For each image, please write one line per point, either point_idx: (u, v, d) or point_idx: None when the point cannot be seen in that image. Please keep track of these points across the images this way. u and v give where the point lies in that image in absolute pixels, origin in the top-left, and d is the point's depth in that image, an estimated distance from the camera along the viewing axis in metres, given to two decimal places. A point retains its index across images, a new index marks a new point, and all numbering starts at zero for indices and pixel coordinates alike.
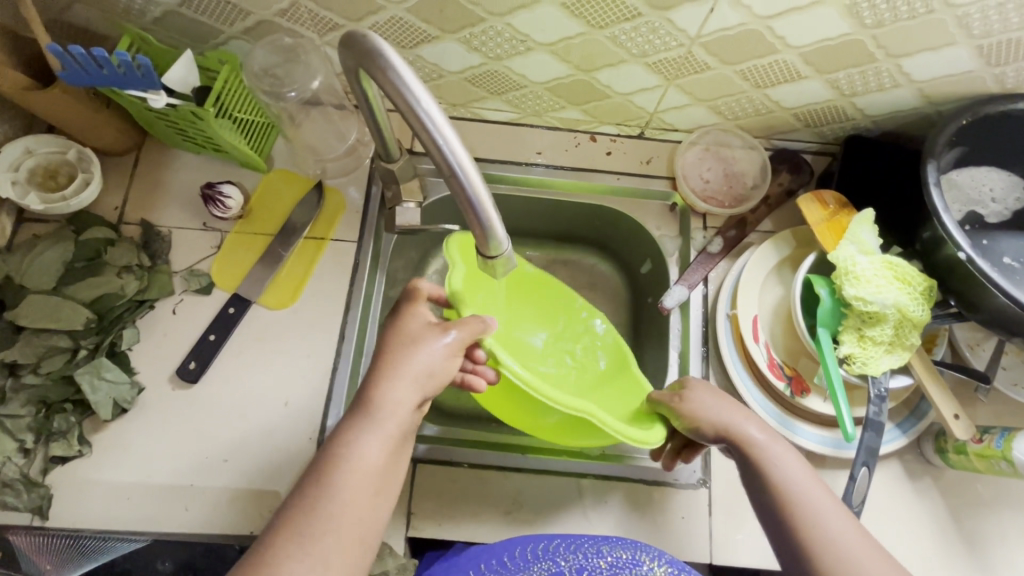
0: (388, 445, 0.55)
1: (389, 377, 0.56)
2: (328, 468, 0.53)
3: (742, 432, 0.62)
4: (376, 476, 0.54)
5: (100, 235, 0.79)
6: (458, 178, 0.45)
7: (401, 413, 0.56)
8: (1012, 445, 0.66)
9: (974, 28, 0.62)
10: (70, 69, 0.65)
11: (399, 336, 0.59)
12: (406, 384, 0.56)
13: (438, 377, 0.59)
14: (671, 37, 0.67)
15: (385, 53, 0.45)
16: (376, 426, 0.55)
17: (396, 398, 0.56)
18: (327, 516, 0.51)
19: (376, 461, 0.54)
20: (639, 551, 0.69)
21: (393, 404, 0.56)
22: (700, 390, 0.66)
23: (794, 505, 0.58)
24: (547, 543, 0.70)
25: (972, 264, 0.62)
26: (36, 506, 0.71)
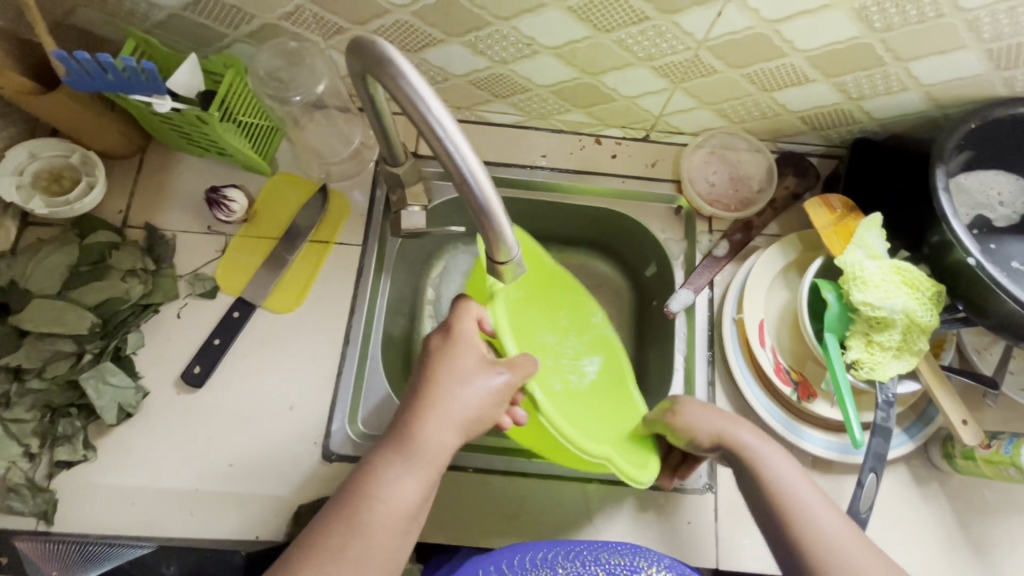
0: (419, 487, 0.54)
1: (434, 414, 0.56)
2: (361, 502, 0.53)
3: (732, 436, 0.63)
4: (411, 514, 0.54)
5: (104, 239, 0.79)
6: (470, 185, 0.45)
7: (441, 452, 0.56)
8: (1021, 451, 0.66)
9: (983, 31, 0.62)
10: (75, 74, 0.65)
11: (442, 366, 0.58)
12: (451, 425, 0.56)
13: (477, 421, 0.57)
14: (677, 41, 0.67)
15: (394, 59, 0.45)
16: (409, 467, 0.54)
17: (440, 438, 0.55)
18: (359, 551, 0.51)
19: (412, 498, 0.54)
20: (638, 557, 0.67)
21: (436, 443, 0.55)
22: (689, 404, 0.67)
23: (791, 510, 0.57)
24: (546, 551, 0.67)
25: (982, 270, 0.62)
26: (41, 511, 0.71)
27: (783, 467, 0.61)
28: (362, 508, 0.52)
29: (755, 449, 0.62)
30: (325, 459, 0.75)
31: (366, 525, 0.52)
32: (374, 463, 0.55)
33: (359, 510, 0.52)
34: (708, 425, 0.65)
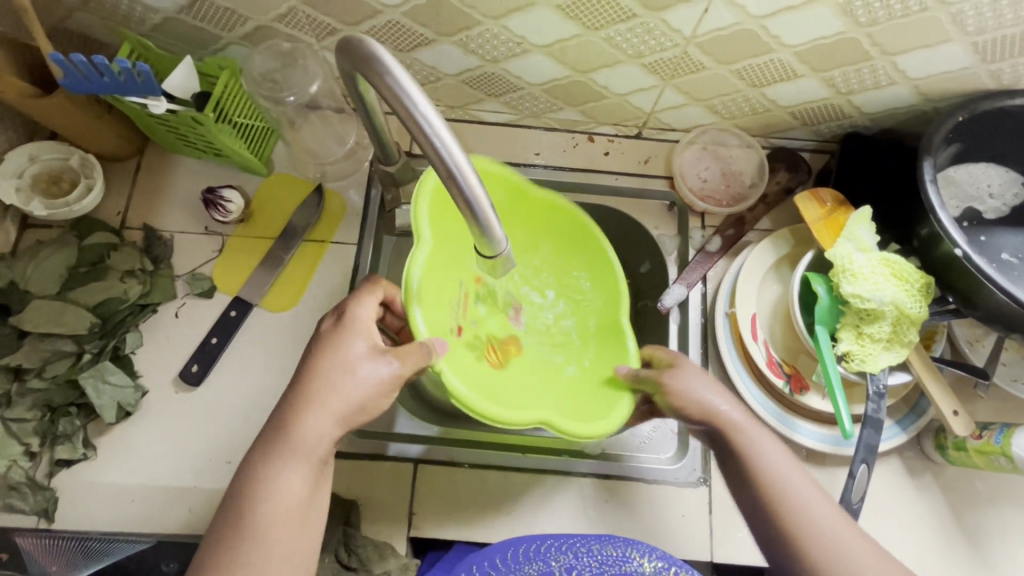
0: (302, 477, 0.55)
1: (306, 411, 0.56)
2: (241, 508, 0.53)
3: (726, 416, 0.60)
4: (300, 507, 0.54)
5: (103, 240, 0.80)
6: (456, 180, 0.45)
7: (323, 440, 0.56)
8: (1011, 441, 0.66)
9: (968, 25, 0.62)
10: (70, 77, 0.66)
11: (322, 362, 0.57)
12: (328, 415, 0.56)
13: (358, 402, 0.57)
14: (665, 37, 0.68)
15: (382, 59, 0.45)
16: (286, 459, 0.55)
17: (316, 430, 0.55)
18: (254, 555, 0.52)
19: (298, 494, 0.54)
20: (630, 548, 0.68)
21: (307, 438, 0.55)
22: (687, 369, 0.64)
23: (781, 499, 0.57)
24: (538, 543, 0.68)
25: (968, 261, 0.63)
26: (42, 509, 0.72)
27: (774, 457, 0.59)
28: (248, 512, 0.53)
29: (745, 432, 0.60)
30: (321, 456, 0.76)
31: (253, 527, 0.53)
32: (256, 465, 0.55)
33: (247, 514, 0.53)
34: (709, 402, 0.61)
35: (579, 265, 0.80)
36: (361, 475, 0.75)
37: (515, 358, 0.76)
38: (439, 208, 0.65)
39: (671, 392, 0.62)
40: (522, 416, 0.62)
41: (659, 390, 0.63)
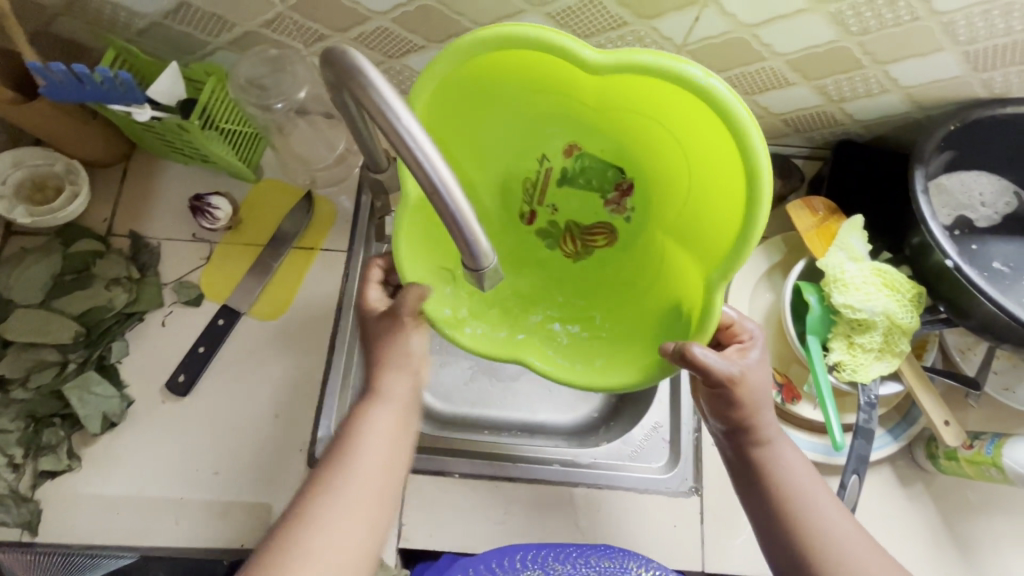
0: (393, 420, 0.58)
1: (384, 365, 0.58)
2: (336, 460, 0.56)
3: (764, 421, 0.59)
4: (388, 462, 0.57)
5: (88, 248, 0.79)
6: (441, 195, 0.44)
7: (406, 396, 0.59)
8: (1003, 452, 0.66)
9: (959, 35, 0.62)
10: (51, 84, 0.65)
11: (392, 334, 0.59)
12: (400, 368, 0.59)
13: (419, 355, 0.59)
14: (657, 45, 0.67)
15: (364, 69, 0.44)
16: (375, 407, 0.58)
17: (394, 382, 0.58)
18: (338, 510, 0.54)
19: (385, 441, 0.57)
20: (627, 558, 0.68)
21: (389, 386, 0.58)
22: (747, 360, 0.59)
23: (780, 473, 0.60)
24: (536, 553, 0.69)
25: (959, 272, 0.63)
26: (25, 522, 0.71)
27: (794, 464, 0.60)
28: (332, 475, 0.55)
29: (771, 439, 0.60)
30: (309, 466, 0.75)
31: (341, 487, 0.54)
32: (350, 425, 0.57)
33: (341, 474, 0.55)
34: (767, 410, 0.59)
35: (699, 149, 0.57)
36: None
37: (603, 248, 0.74)
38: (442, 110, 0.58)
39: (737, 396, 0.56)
40: (499, 352, 0.62)
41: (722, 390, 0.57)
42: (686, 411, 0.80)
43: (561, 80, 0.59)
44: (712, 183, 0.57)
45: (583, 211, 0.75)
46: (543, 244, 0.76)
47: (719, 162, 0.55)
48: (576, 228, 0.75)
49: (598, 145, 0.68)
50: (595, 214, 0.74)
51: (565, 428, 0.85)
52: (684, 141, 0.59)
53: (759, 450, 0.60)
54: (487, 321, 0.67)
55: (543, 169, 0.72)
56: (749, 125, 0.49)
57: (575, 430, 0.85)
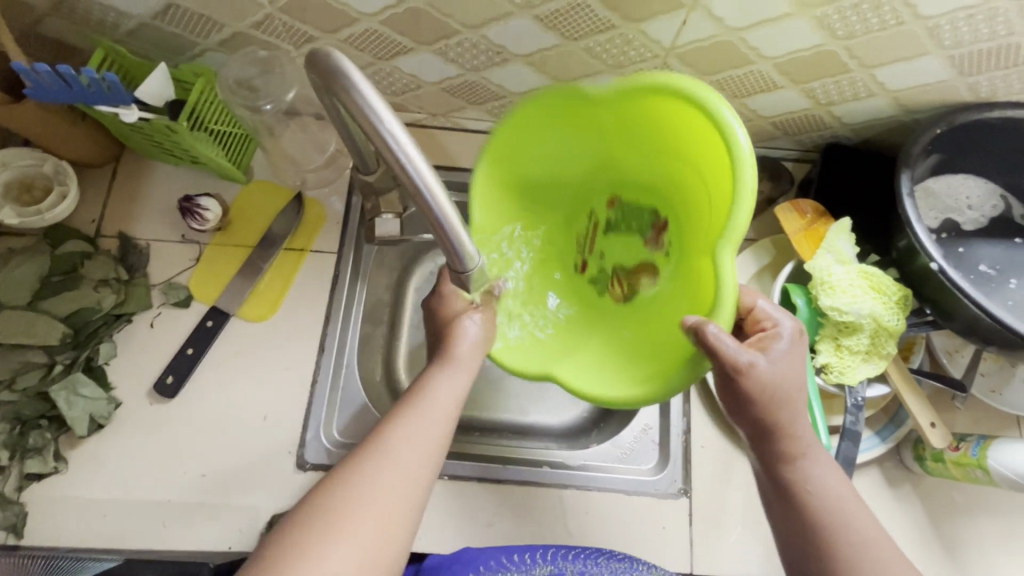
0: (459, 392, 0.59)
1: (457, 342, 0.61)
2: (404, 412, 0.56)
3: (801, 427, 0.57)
4: (448, 423, 0.56)
5: (77, 249, 0.78)
6: (424, 197, 0.45)
7: (472, 364, 0.61)
8: (988, 454, 0.66)
9: (945, 39, 0.62)
10: (37, 86, 0.65)
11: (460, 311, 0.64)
12: (477, 345, 0.62)
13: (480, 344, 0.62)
14: (646, 49, 0.67)
15: (346, 70, 0.43)
16: (449, 370, 0.59)
17: (467, 355, 0.61)
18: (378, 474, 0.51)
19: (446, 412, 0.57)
20: (635, 560, 0.68)
21: (462, 359, 0.60)
22: (768, 350, 0.57)
23: (801, 466, 0.57)
24: (543, 550, 0.68)
25: (944, 275, 0.63)
26: (10, 524, 0.70)
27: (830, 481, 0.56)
28: (395, 424, 0.54)
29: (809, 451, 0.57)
30: (299, 468, 0.75)
31: (400, 436, 0.54)
32: (418, 384, 0.58)
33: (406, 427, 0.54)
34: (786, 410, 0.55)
35: (705, 162, 0.61)
36: None
37: (648, 285, 0.74)
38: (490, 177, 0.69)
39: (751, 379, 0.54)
40: (534, 365, 0.67)
41: (729, 377, 0.55)
42: (675, 414, 0.80)
43: (584, 126, 0.67)
44: (716, 189, 0.60)
45: (625, 254, 0.77)
46: (592, 293, 0.77)
47: (721, 169, 0.58)
48: (622, 272, 0.76)
49: (635, 189, 0.74)
50: (637, 254, 0.76)
51: (556, 430, 0.85)
52: (694, 159, 0.62)
53: (791, 462, 0.57)
54: (523, 343, 0.70)
55: (591, 223, 0.78)
56: (727, 122, 0.53)
57: (567, 432, 0.85)
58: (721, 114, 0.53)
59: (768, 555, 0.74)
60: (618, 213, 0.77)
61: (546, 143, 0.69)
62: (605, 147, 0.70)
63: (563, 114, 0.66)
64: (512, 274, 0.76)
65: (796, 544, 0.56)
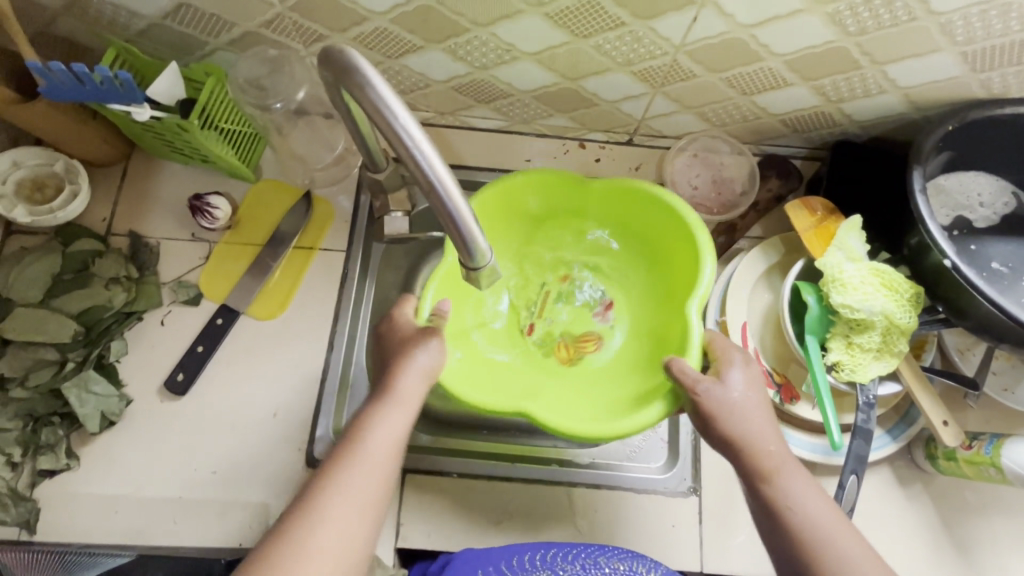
0: (406, 421, 0.58)
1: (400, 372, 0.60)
2: (349, 449, 0.55)
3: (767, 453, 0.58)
4: (394, 463, 0.56)
5: (88, 247, 0.79)
6: (438, 193, 0.45)
7: (419, 398, 0.60)
8: (1001, 452, 0.66)
9: (957, 35, 0.62)
10: (50, 84, 0.65)
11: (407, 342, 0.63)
12: (420, 373, 0.61)
13: (433, 371, 0.62)
14: (655, 46, 0.67)
15: (361, 67, 0.44)
16: (395, 402, 0.58)
17: (410, 384, 0.60)
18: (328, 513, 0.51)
19: (393, 442, 0.56)
20: (636, 562, 0.68)
21: (406, 389, 0.59)
22: (725, 378, 0.62)
23: (776, 488, 0.57)
24: (544, 551, 0.69)
25: (957, 272, 0.62)
26: (23, 520, 0.71)
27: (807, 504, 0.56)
28: (342, 463, 0.54)
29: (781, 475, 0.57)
30: (308, 465, 0.75)
31: (348, 473, 0.53)
32: (361, 418, 0.57)
33: (347, 471, 0.53)
34: (735, 419, 0.59)
35: (667, 253, 0.78)
36: None
37: (593, 354, 0.81)
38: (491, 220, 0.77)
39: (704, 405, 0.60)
40: (506, 404, 0.65)
41: (690, 400, 0.61)
42: (685, 412, 0.80)
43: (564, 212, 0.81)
44: (675, 272, 0.77)
45: (576, 322, 0.83)
46: (538, 355, 0.81)
47: (683, 253, 0.74)
48: (571, 337, 0.82)
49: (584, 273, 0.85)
50: (585, 325, 0.83)
51: None
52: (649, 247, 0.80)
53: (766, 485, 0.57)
54: (487, 387, 0.71)
55: (543, 290, 0.84)
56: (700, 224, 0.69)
57: None
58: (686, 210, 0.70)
59: None
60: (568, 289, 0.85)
61: (533, 210, 0.80)
62: (565, 231, 0.83)
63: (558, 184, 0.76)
64: (459, 328, 0.77)
65: (789, 568, 0.55)
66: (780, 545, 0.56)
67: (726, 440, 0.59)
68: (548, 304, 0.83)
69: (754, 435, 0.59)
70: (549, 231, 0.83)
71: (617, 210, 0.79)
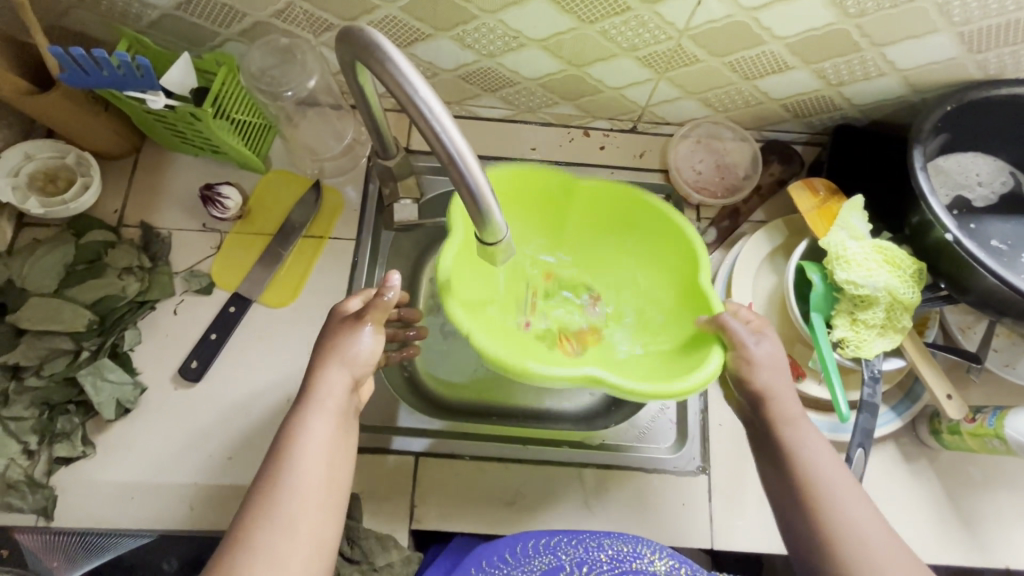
0: (332, 424, 0.59)
1: (320, 379, 0.60)
2: (281, 467, 0.56)
3: (780, 407, 0.61)
4: (330, 468, 0.57)
5: (100, 238, 0.80)
6: (458, 167, 0.46)
7: (339, 398, 0.60)
8: (1005, 423, 0.67)
9: (954, 15, 0.64)
10: (70, 71, 0.66)
11: (323, 346, 0.62)
12: (341, 372, 0.61)
13: (366, 361, 0.62)
14: (660, 30, 0.69)
15: (382, 45, 0.45)
16: (318, 407, 0.59)
17: (332, 385, 0.60)
18: (267, 537, 0.53)
19: (323, 448, 0.57)
20: (640, 545, 0.69)
21: (331, 393, 0.60)
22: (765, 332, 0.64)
23: (794, 433, 0.60)
24: (548, 537, 0.69)
25: (959, 246, 0.63)
26: (41, 507, 0.71)
27: (819, 455, 0.58)
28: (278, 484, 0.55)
29: (793, 429, 0.60)
30: None
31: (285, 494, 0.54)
32: (288, 430, 0.58)
33: (269, 499, 0.54)
34: (767, 372, 0.62)
35: (651, 252, 0.78)
36: (361, 469, 0.75)
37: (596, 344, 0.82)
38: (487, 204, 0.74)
39: (748, 359, 0.62)
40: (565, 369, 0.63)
41: (735, 352, 0.63)
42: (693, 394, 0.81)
43: (548, 213, 0.80)
44: (661, 269, 0.77)
45: (567, 319, 0.84)
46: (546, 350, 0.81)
47: (663, 243, 0.75)
48: (568, 332, 0.83)
49: (570, 267, 0.86)
50: (578, 321, 0.83)
51: (574, 412, 0.86)
52: (631, 249, 0.80)
53: (786, 430, 0.60)
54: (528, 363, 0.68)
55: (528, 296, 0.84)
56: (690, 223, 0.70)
57: (584, 415, 0.85)
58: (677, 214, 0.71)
59: None
60: (555, 287, 0.86)
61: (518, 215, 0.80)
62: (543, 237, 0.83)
63: (545, 183, 0.75)
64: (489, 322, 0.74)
65: (792, 510, 0.58)
66: (789, 498, 0.58)
67: (759, 390, 0.62)
68: (538, 307, 0.84)
69: (778, 384, 0.62)
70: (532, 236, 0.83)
71: (595, 211, 0.79)
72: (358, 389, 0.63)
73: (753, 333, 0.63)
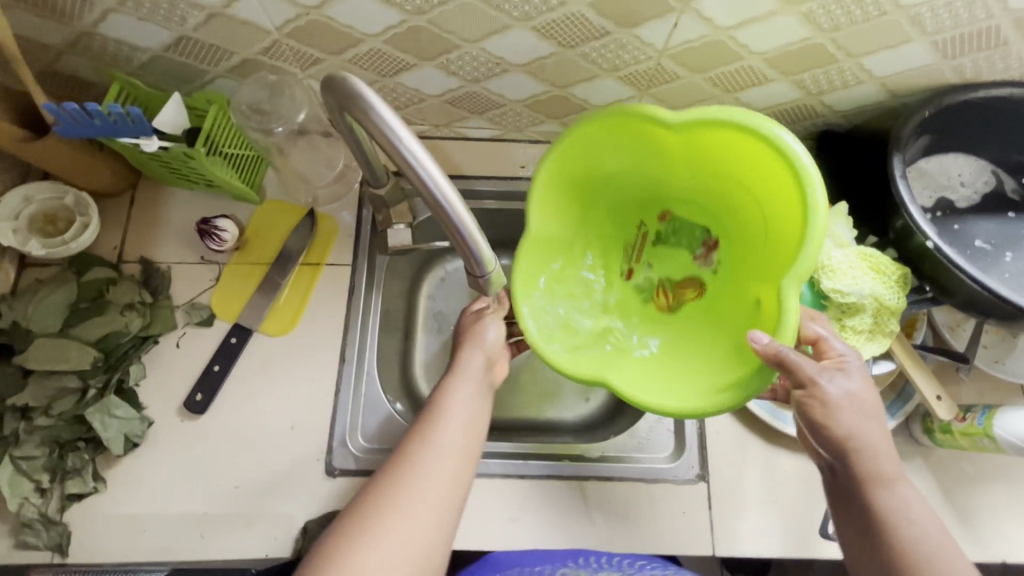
0: (473, 390, 0.67)
1: (468, 355, 0.70)
2: (426, 428, 0.62)
3: (877, 464, 0.56)
4: (467, 432, 0.63)
5: (101, 275, 0.81)
6: (446, 211, 0.49)
7: (478, 369, 0.69)
8: (994, 422, 0.69)
9: (927, 26, 0.65)
10: (64, 123, 0.68)
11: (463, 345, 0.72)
12: (478, 349, 0.71)
13: (496, 345, 0.72)
14: (640, 51, 0.70)
15: (365, 95, 0.47)
16: (465, 375, 0.68)
17: (472, 358, 0.70)
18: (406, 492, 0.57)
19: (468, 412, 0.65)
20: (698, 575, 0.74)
21: (471, 363, 0.69)
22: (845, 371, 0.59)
23: (890, 491, 0.56)
24: (609, 556, 0.73)
25: (940, 252, 0.66)
26: (56, 544, 0.73)
27: (917, 516, 0.55)
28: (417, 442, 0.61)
29: (889, 489, 0.56)
30: (328, 475, 0.77)
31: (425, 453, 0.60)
32: (438, 394, 0.66)
33: (414, 470, 0.58)
34: (851, 415, 0.57)
35: (781, 226, 0.69)
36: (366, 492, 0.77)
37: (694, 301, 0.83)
38: (574, 162, 0.75)
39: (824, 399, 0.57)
40: (582, 370, 0.71)
41: (805, 392, 0.58)
42: None
43: (657, 153, 0.75)
44: (783, 234, 0.69)
45: (676, 267, 0.85)
46: (641, 300, 0.85)
47: (788, 200, 0.66)
48: (669, 283, 0.85)
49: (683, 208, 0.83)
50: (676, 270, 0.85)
51: (573, 424, 0.91)
52: (769, 220, 0.71)
53: (880, 490, 0.56)
54: (576, 353, 0.76)
55: (640, 234, 0.86)
56: (818, 208, 0.61)
57: (583, 426, 0.91)
58: (812, 195, 0.61)
59: (787, 534, 0.76)
60: (670, 231, 0.85)
61: (621, 158, 0.76)
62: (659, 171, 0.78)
63: (647, 130, 0.70)
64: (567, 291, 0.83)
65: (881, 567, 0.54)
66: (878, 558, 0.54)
67: (842, 438, 0.57)
68: (648, 248, 0.86)
69: (873, 436, 0.57)
70: (644, 170, 0.79)
71: (712, 151, 0.70)
72: (493, 369, 0.71)
73: (825, 370, 0.58)
